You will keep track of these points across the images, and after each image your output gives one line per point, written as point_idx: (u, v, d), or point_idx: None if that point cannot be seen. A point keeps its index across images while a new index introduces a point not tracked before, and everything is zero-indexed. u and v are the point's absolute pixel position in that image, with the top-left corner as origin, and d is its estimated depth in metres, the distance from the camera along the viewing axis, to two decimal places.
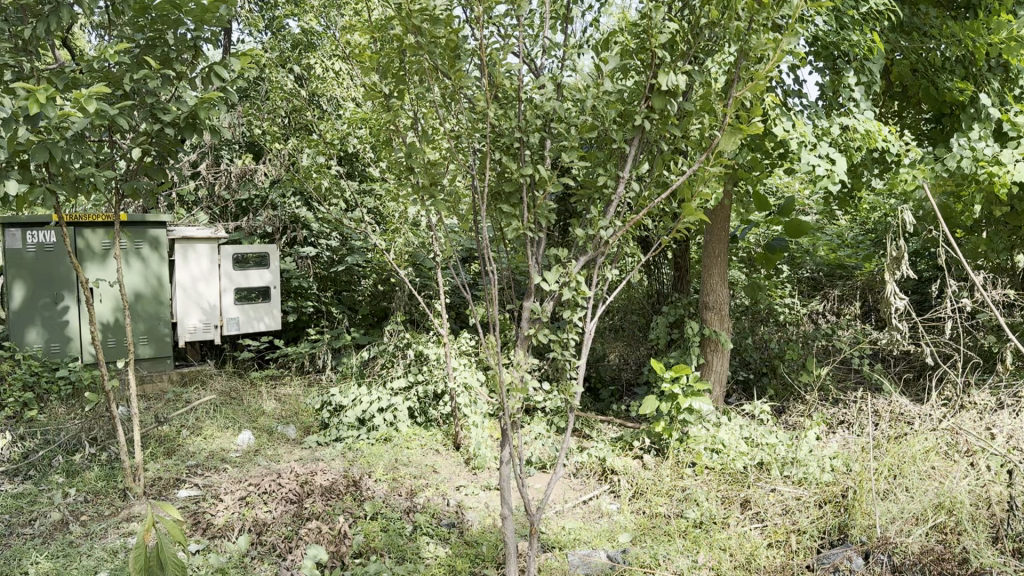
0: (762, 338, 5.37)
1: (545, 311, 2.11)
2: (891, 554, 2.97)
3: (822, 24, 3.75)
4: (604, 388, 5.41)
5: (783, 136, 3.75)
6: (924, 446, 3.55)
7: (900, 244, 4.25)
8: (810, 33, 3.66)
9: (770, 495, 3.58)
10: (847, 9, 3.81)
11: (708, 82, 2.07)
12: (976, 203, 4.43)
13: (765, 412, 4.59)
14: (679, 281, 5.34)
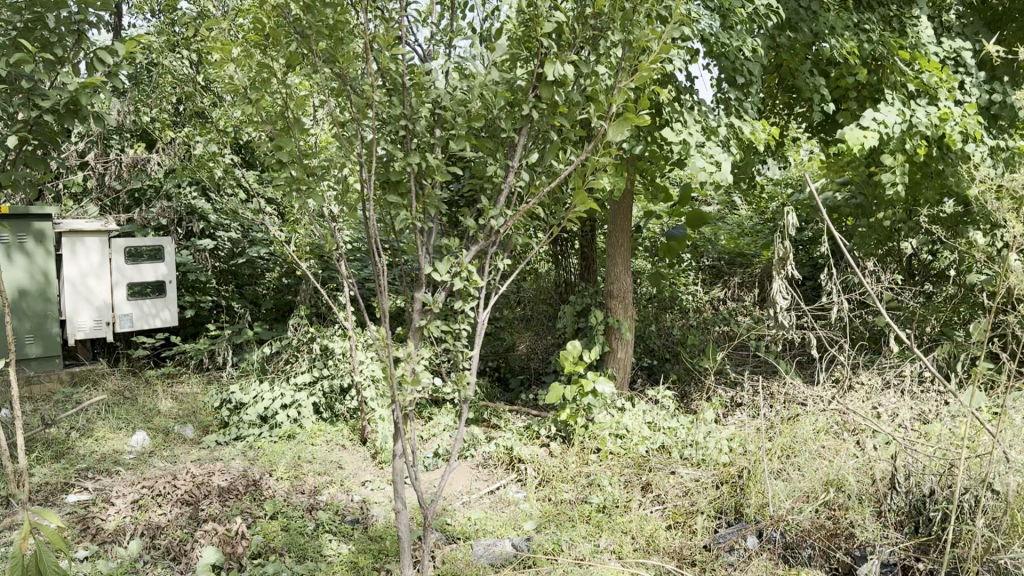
0: (665, 325, 5.48)
1: (437, 302, 2.09)
2: (783, 531, 3.10)
3: (710, 27, 3.75)
4: (514, 378, 5.42)
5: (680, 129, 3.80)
6: (816, 426, 3.69)
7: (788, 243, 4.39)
8: (699, 33, 3.68)
9: (669, 478, 3.67)
10: (734, 11, 3.81)
11: (596, 72, 2.08)
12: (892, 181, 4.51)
13: (666, 398, 4.69)
14: (586, 270, 5.43)
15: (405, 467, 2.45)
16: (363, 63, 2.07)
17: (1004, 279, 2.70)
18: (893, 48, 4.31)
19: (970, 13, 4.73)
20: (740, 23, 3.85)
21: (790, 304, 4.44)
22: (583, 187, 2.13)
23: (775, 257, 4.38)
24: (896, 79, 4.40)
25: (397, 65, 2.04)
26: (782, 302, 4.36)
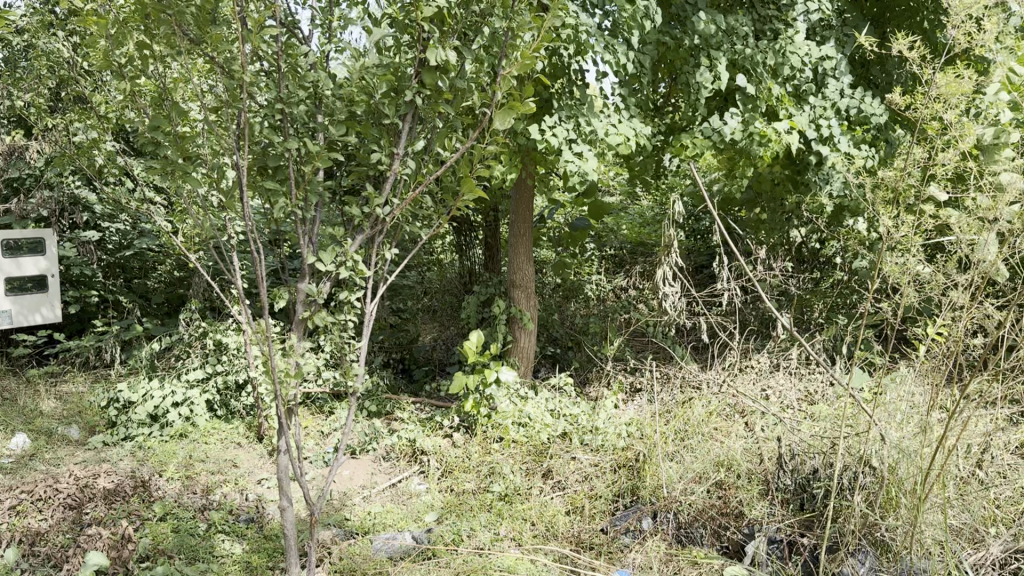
0: (567, 313, 5.54)
1: (321, 293, 2.05)
2: (675, 512, 3.18)
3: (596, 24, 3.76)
4: (418, 370, 5.26)
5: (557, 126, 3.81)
6: (707, 409, 3.81)
7: (674, 230, 4.50)
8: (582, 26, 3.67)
9: (570, 463, 3.72)
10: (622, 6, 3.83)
11: (479, 59, 2.08)
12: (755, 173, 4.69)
13: (568, 385, 4.73)
14: (489, 261, 5.50)
15: (293, 463, 2.41)
16: (236, 44, 2.00)
17: (879, 266, 2.80)
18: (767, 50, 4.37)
19: (849, 9, 4.71)
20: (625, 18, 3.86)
21: (677, 290, 4.57)
22: (470, 174, 2.12)
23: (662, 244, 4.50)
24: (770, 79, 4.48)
25: (271, 46, 1.98)
26: (671, 288, 4.51)
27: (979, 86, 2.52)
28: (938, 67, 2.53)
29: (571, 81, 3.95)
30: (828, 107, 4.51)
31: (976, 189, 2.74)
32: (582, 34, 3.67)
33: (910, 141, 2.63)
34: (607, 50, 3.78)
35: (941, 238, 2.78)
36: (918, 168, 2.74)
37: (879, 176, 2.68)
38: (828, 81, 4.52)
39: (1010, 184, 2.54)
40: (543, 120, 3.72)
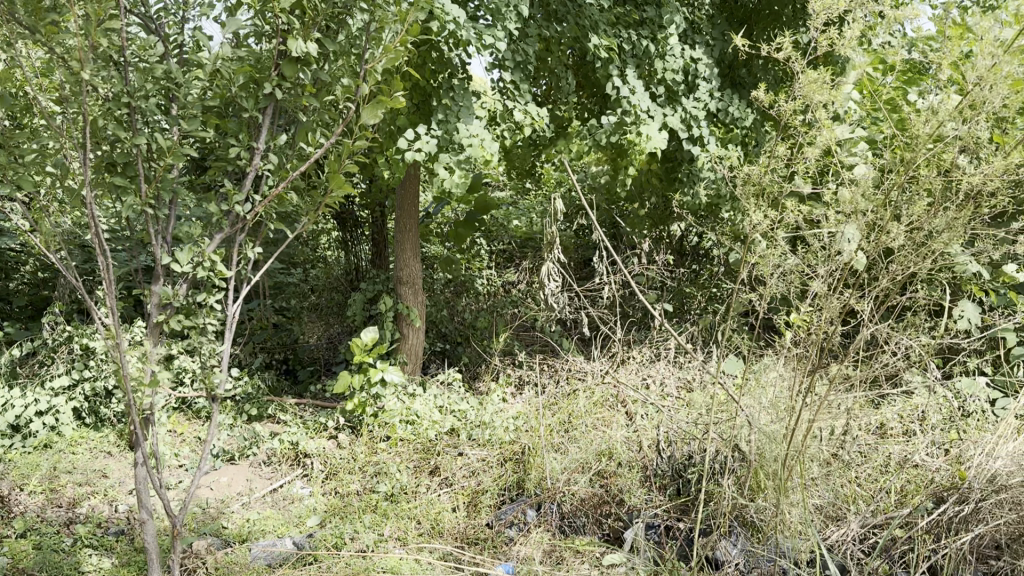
0: (456, 309, 5.50)
1: (177, 296, 2.03)
2: (559, 503, 3.24)
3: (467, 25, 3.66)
4: (303, 370, 5.13)
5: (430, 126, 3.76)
6: (592, 400, 3.86)
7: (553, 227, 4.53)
8: (456, 27, 3.58)
9: (457, 459, 3.69)
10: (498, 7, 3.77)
11: (340, 53, 2.06)
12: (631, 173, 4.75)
13: (457, 381, 4.69)
14: (377, 256, 5.35)
15: (151, 474, 2.37)
16: (76, 33, 1.92)
17: (747, 258, 2.90)
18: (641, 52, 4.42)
19: (718, 13, 4.87)
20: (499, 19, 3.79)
21: (559, 285, 4.60)
22: (339, 170, 2.08)
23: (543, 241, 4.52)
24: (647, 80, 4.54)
25: (115, 37, 1.90)
26: (554, 284, 4.54)
27: (836, 85, 2.63)
28: (799, 68, 2.63)
29: (445, 81, 3.91)
30: (700, 108, 4.62)
31: (834, 184, 2.87)
32: (460, 29, 3.61)
33: (775, 138, 2.73)
34: (484, 46, 3.72)
35: (804, 232, 2.89)
36: (782, 166, 2.85)
37: (746, 172, 2.76)
38: (699, 83, 4.62)
39: (864, 179, 2.68)
40: (415, 122, 3.65)
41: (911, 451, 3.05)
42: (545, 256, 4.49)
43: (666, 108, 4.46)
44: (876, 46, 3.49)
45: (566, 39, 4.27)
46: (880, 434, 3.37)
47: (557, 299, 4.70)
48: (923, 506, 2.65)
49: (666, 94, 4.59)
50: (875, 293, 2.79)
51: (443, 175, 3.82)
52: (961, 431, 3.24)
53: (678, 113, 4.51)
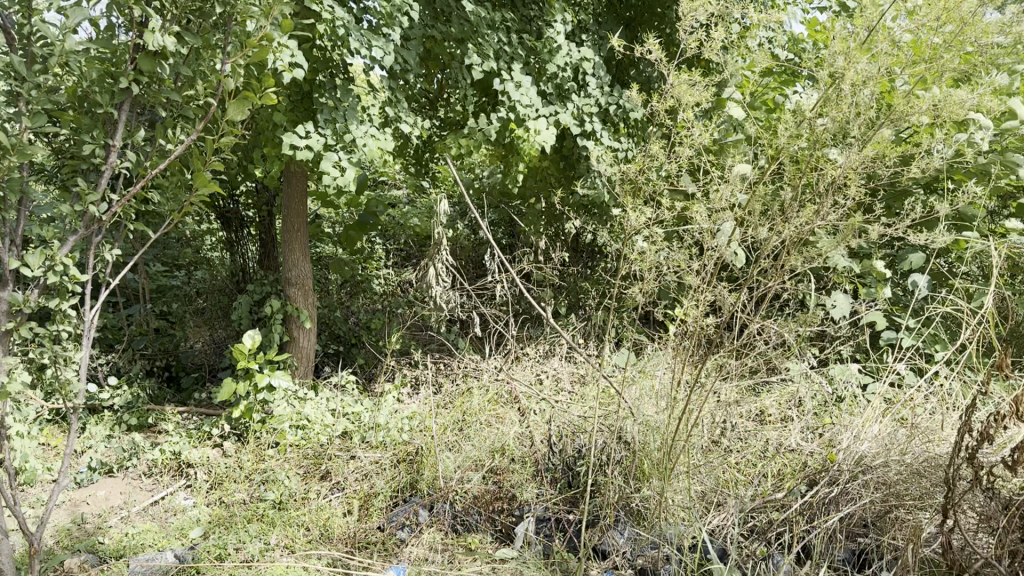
0: (348, 310, 5.38)
1: (26, 300, 1.92)
2: (451, 502, 3.20)
3: (350, 24, 3.60)
4: (187, 377, 4.95)
5: (314, 127, 3.70)
6: (485, 397, 3.84)
7: (440, 225, 4.46)
8: (338, 25, 3.53)
9: (349, 463, 3.60)
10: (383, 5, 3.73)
11: (201, 52, 2.06)
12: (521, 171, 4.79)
13: (349, 383, 4.58)
14: (265, 257, 5.23)
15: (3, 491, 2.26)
16: None
17: (627, 255, 2.95)
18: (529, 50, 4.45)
19: (603, 13, 4.93)
20: (384, 18, 3.75)
21: (448, 285, 4.53)
22: (205, 169, 2.09)
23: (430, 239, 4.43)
24: (535, 77, 4.58)
25: None
26: (441, 284, 4.47)
27: (704, 85, 2.72)
28: (672, 69, 2.71)
29: (329, 80, 3.85)
30: (590, 105, 4.69)
31: (708, 181, 2.97)
32: (344, 31, 3.57)
33: (649, 137, 2.80)
34: (371, 47, 3.68)
35: (681, 228, 2.97)
36: (660, 164, 2.91)
37: (622, 170, 2.83)
38: (589, 79, 4.71)
39: (733, 175, 2.78)
40: (298, 125, 3.59)
41: (788, 437, 3.17)
42: (433, 257, 4.43)
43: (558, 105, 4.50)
44: (750, 50, 3.63)
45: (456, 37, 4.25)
46: (761, 421, 3.49)
47: (447, 297, 4.63)
48: (797, 489, 2.76)
49: (555, 91, 4.64)
50: (748, 285, 2.87)
51: (333, 173, 3.77)
52: (834, 415, 3.38)
53: (568, 111, 4.56)
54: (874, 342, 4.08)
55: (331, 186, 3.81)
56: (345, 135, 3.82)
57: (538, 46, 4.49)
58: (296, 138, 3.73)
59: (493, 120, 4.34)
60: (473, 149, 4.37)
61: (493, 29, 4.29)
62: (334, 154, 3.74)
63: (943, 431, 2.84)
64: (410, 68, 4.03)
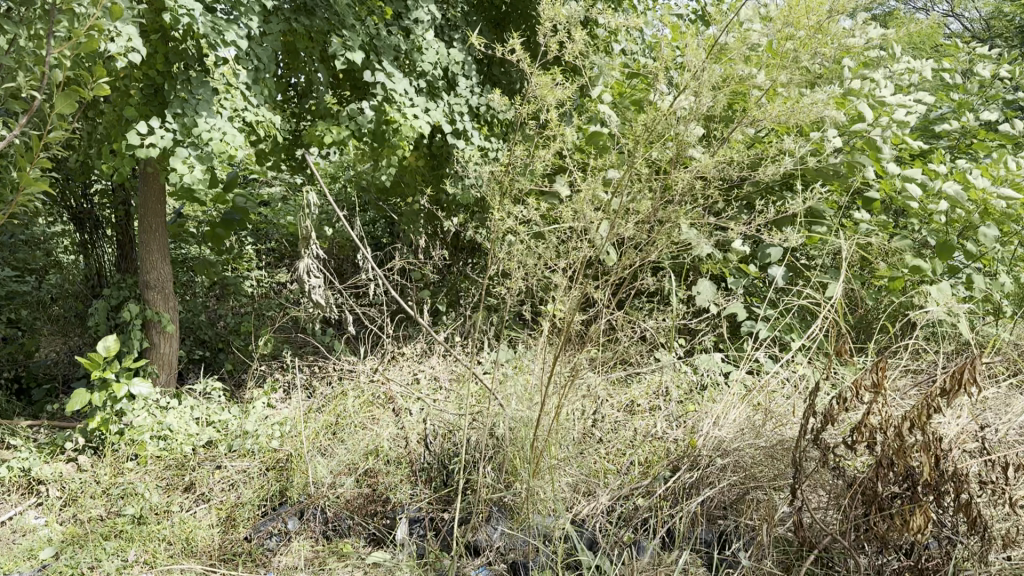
0: (215, 313, 5.16)
1: None
2: (323, 508, 3.10)
3: (202, 16, 3.48)
4: (38, 388, 4.66)
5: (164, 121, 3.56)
6: (359, 399, 3.76)
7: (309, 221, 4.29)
8: (188, 17, 3.41)
9: (215, 473, 3.45)
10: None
11: (23, 41, 1.97)
12: (392, 169, 4.73)
13: (216, 389, 4.39)
14: (123, 260, 4.92)
15: None
16: None
17: (495, 253, 2.95)
18: (396, 47, 4.41)
19: (473, 11, 4.90)
20: (239, 10, 3.65)
21: (319, 284, 4.30)
22: (30, 165, 2.04)
23: (298, 236, 4.23)
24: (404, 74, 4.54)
25: None
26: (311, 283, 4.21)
27: (564, 85, 2.76)
28: (533, 70, 2.73)
29: (182, 72, 3.70)
30: (461, 103, 4.68)
31: (571, 179, 3.01)
32: (195, 22, 3.45)
33: (513, 136, 2.81)
34: (223, 39, 3.56)
35: (547, 225, 2.99)
36: (522, 163, 2.94)
37: (488, 170, 2.83)
38: (458, 78, 4.70)
39: (595, 173, 2.83)
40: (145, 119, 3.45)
41: (654, 426, 3.26)
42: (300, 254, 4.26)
43: (425, 102, 4.46)
44: (613, 54, 3.71)
45: (318, 32, 4.15)
46: (631, 412, 3.56)
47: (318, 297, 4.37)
48: (661, 475, 2.84)
49: (425, 89, 4.61)
50: (612, 279, 2.92)
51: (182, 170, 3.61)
52: (697, 403, 3.50)
53: (438, 109, 4.54)
54: (736, 332, 4.24)
55: (186, 182, 3.67)
56: (200, 129, 3.69)
57: (406, 43, 4.45)
58: (145, 131, 3.58)
59: (359, 115, 4.28)
60: (338, 146, 4.32)
61: (359, 23, 4.23)
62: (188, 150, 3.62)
63: (794, 415, 2.99)
64: (272, 61, 3.91)
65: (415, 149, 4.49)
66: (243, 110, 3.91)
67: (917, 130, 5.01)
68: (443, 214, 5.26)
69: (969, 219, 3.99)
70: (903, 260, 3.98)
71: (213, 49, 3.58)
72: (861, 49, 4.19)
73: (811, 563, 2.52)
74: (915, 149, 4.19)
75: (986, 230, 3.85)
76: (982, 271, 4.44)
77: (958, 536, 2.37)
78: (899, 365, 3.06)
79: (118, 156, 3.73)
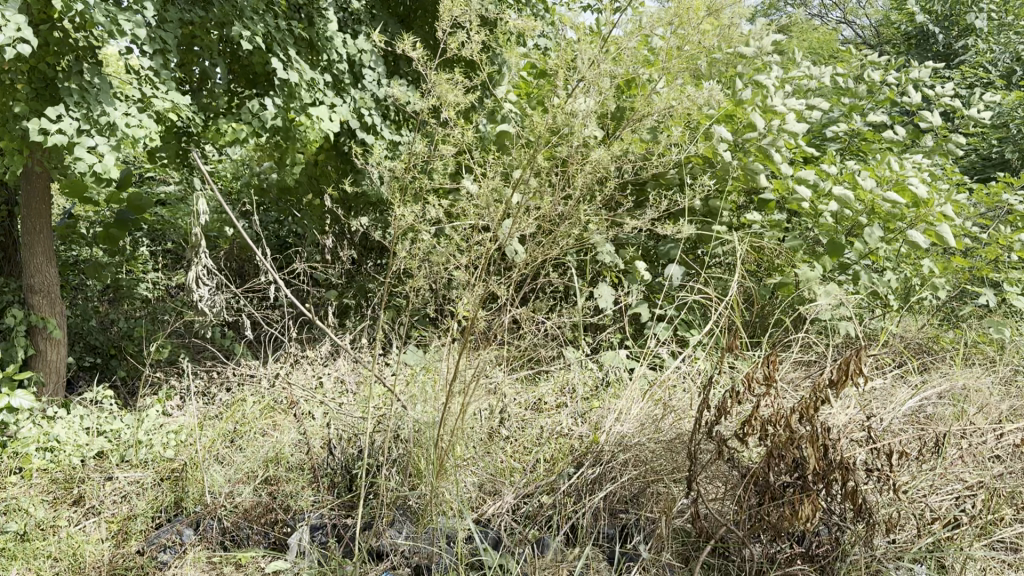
0: (108, 318, 4.94)
1: None
2: (220, 518, 2.98)
3: (95, 5, 3.34)
4: None
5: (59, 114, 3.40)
6: (260, 406, 3.67)
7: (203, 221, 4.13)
8: (80, 6, 3.26)
9: (106, 485, 3.29)
10: None
11: None
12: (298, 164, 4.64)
13: (108, 398, 4.20)
14: (6, 262, 4.67)
15: None
16: None
17: (396, 252, 2.91)
18: (302, 41, 4.32)
19: (378, 6, 4.77)
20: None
21: (211, 290, 4.11)
22: None
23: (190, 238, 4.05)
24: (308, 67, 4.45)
25: None
26: (203, 290, 4.01)
27: (463, 84, 2.74)
28: (431, 67, 2.70)
29: (74, 65, 3.53)
30: (368, 97, 4.62)
31: (472, 178, 2.99)
32: (88, 11, 3.29)
33: (412, 134, 2.79)
34: (118, 30, 3.42)
35: (449, 223, 2.98)
36: (422, 161, 2.91)
37: (387, 168, 2.80)
38: (364, 73, 4.62)
39: (495, 172, 2.83)
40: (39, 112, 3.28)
41: (559, 424, 3.28)
42: (190, 259, 4.06)
43: (331, 97, 4.39)
44: (513, 54, 3.73)
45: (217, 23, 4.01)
46: (538, 410, 3.58)
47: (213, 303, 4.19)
48: (565, 471, 2.85)
49: (331, 82, 4.53)
50: (515, 277, 2.93)
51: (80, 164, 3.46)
52: (602, 400, 3.54)
53: (344, 103, 4.47)
54: (640, 328, 4.32)
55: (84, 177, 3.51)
56: (97, 123, 3.53)
57: (310, 36, 4.36)
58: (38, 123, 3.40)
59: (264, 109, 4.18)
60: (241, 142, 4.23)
61: (261, 14, 4.12)
62: (85, 144, 3.47)
63: (692, 409, 3.06)
64: (173, 53, 3.79)
65: (321, 144, 4.42)
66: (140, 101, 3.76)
67: (811, 134, 5.19)
68: (348, 214, 5.18)
69: (857, 219, 4.16)
70: (796, 257, 4.12)
71: (109, 39, 3.44)
72: (755, 53, 4.32)
73: (708, 555, 2.57)
74: (807, 151, 4.34)
75: (872, 230, 4.07)
76: (870, 267, 4.64)
77: (846, 523, 2.46)
78: (793, 358, 3.15)
79: (8, 152, 3.53)
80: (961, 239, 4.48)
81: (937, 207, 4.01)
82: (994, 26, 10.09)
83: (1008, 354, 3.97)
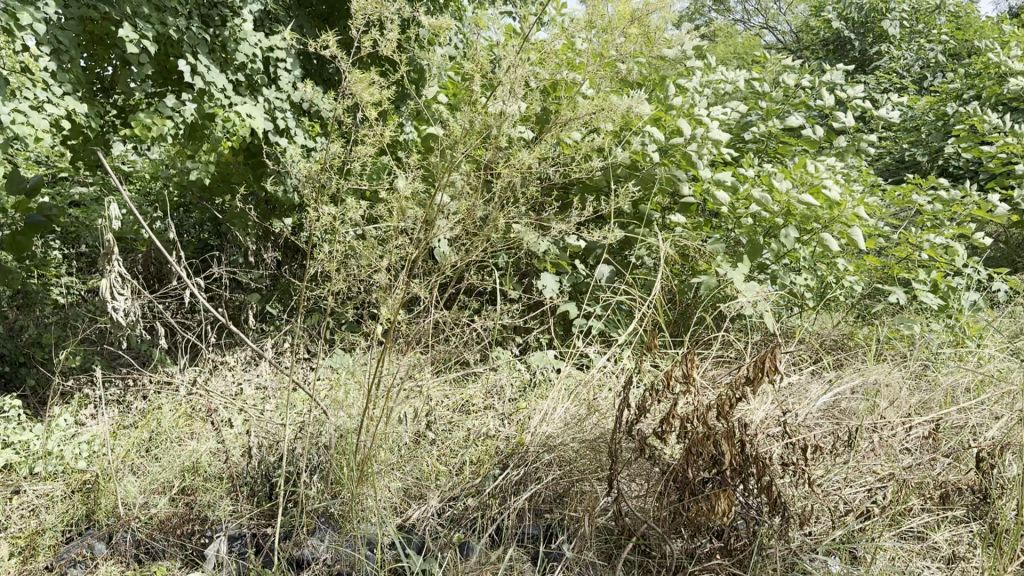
0: (17, 324, 4.74)
1: None
2: (133, 530, 2.88)
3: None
4: None
5: None
6: (177, 414, 3.57)
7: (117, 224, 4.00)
8: None
9: (12, 498, 3.16)
10: None
11: None
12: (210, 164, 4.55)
13: (16, 408, 4.03)
14: None
15: None
16: None
17: (315, 255, 2.87)
18: (214, 40, 4.24)
19: (295, 7, 4.69)
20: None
21: (128, 298, 3.97)
22: None
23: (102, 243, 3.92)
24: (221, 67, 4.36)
25: None
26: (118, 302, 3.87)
27: (381, 83, 2.71)
28: (348, 66, 2.66)
29: None
30: (282, 99, 4.57)
31: (393, 179, 2.96)
32: None
33: (330, 135, 2.74)
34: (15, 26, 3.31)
35: (370, 225, 2.94)
36: (341, 162, 2.87)
37: (304, 169, 2.75)
38: (279, 74, 4.55)
39: (415, 174, 2.80)
40: None
41: (485, 426, 3.27)
42: (105, 267, 3.92)
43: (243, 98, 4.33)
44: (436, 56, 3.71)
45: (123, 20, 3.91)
46: (464, 413, 3.56)
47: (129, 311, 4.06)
48: (490, 473, 2.85)
49: (244, 83, 4.45)
50: (438, 280, 2.90)
51: None
52: (528, 402, 3.54)
53: (256, 105, 4.40)
54: (567, 329, 4.34)
55: None
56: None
57: (223, 36, 4.28)
58: None
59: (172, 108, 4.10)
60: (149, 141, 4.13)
61: (170, 11, 4.02)
62: None
63: (616, 409, 3.09)
64: (76, 50, 3.69)
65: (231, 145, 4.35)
66: (41, 100, 3.66)
67: (733, 137, 5.30)
68: (271, 216, 5.07)
69: (774, 220, 4.27)
70: (718, 258, 4.19)
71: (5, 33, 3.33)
72: (676, 56, 4.38)
73: (630, 552, 2.60)
74: (727, 155, 4.43)
75: (789, 231, 4.18)
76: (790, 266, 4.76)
77: (762, 517, 2.51)
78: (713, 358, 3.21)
79: None
80: (873, 239, 4.63)
81: (850, 209, 4.13)
82: (906, 33, 10.51)
83: (918, 349, 4.13)
